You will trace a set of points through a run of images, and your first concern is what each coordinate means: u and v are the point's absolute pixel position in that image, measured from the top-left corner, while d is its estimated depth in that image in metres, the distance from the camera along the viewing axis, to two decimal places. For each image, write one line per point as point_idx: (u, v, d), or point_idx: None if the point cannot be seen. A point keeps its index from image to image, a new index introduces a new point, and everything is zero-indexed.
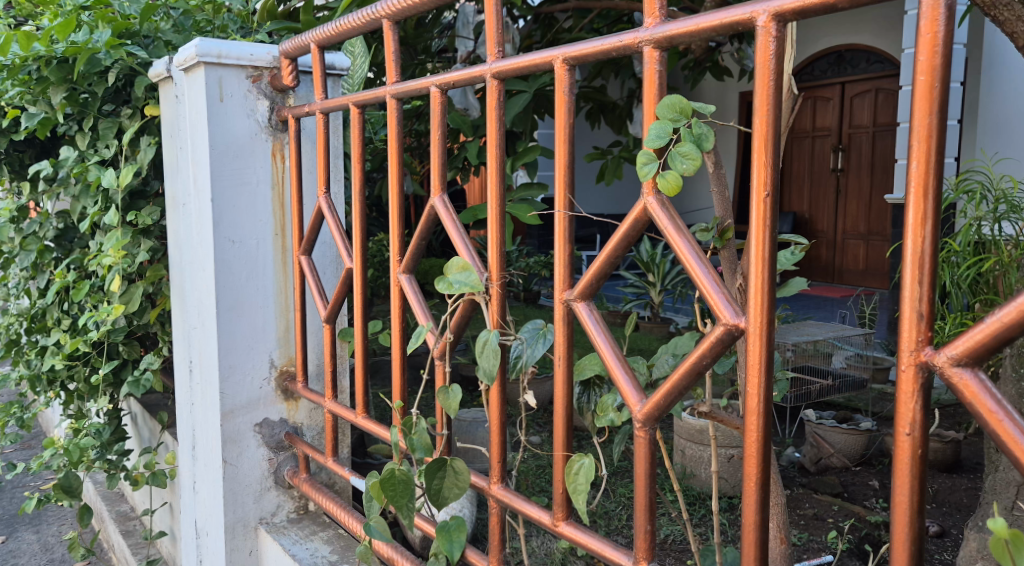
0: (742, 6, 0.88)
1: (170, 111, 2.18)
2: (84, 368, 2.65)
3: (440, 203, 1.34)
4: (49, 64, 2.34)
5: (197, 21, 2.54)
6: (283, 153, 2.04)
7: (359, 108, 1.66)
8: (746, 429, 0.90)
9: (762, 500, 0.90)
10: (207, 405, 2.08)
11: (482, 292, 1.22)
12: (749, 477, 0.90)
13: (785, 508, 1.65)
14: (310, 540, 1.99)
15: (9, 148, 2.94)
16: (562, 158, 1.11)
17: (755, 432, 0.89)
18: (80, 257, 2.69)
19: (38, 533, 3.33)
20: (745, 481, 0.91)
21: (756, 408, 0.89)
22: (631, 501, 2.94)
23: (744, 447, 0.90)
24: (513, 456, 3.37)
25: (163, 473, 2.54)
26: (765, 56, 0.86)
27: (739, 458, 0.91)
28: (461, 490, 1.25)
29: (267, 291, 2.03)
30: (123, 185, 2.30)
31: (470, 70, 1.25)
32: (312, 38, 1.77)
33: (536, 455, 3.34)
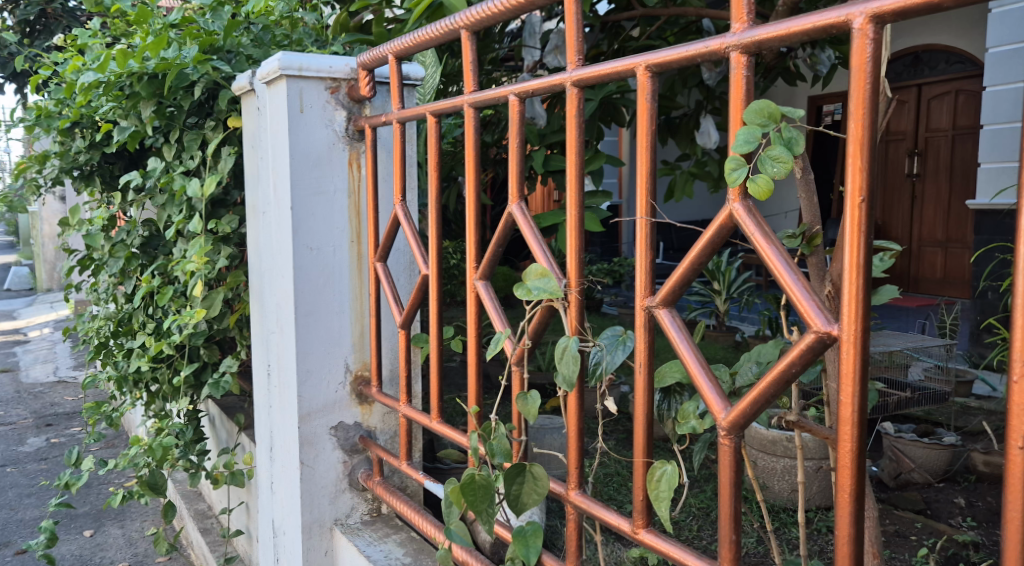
0: (837, 8, 0.89)
1: (252, 122, 2.25)
2: (168, 370, 2.76)
3: (518, 210, 1.36)
4: (141, 79, 2.45)
5: (275, 35, 2.62)
6: (360, 161, 2.08)
7: (436, 117, 1.69)
8: (838, 440, 0.90)
9: (856, 513, 0.89)
10: (285, 407, 2.14)
11: (561, 298, 1.24)
12: (843, 489, 0.90)
13: (877, 522, 1.60)
14: (384, 542, 2.03)
15: (101, 160, 3.08)
16: (644, 165, 1.12)
17: (848, 443, 0.89)
18: (165, 263, 2.79)
19: (123, 527, 3.46)
20: (838, 492, 0.91)
21: (849, 417, 0.88)
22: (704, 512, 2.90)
23: (837, 458, 0.90)
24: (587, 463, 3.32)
25: (241, 473, 2.61)
26: (861, 58, 0.86)
27: (831, 469, 0.90)
28: (540, 496, 1.27)
29: (343, 296, 2.08)
30: (206, 194, 2.38)
31: (549, 79, 1.27)
32: (389, 49, 1.80)
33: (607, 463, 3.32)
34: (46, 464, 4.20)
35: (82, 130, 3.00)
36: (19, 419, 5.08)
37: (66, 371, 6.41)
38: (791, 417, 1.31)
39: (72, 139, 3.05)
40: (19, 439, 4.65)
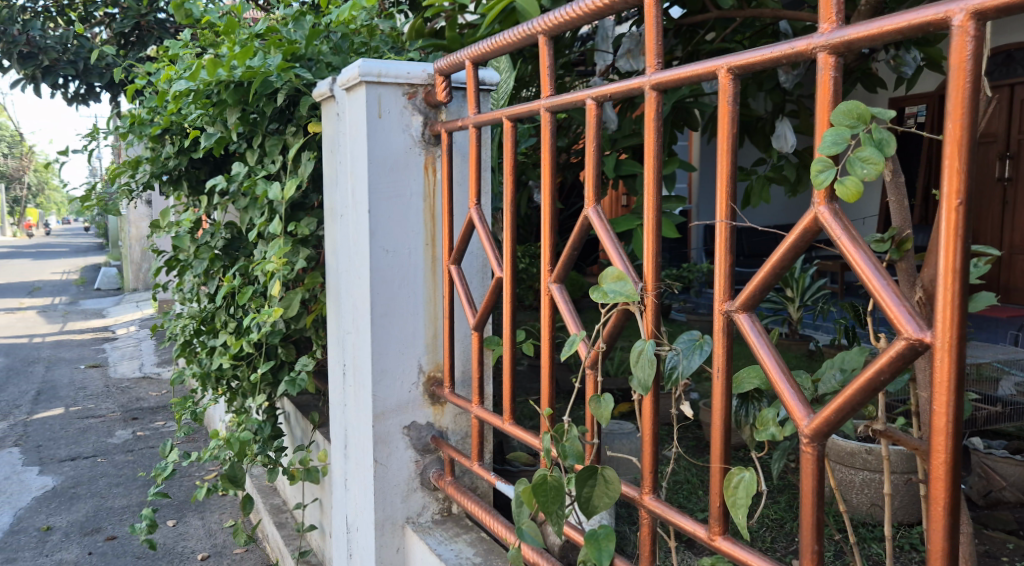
0: (935, 5, 0.88)
1: (331, 127, 2.31)
2: (248, 367, 2.84)
3: (594, 214, 1.37)
4: (228, 87, 2.55)
5: (354, 43, 2.67)
6: (435, 165, 2.11)
7: (512, 121, 1.71)
8: (932, 450, 0.90)
9: (950, 528, 0.89)
10: (360, 406, 2.18)
11: (637, 301, 1.24)
12: (936, 502, 0.89)
13: (973, 537, 1.58)
14: (455, 541, 2.06)
15: (188, 165, 3.18)
16: (724, 168, 1.12)
17: (943, 454, 0.89)
18: (246, 264, 2.88)
19: (203, 519, 3.58)
20: (931, 504, 0.90)
21: (944, 427, 0.88)
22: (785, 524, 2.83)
23: (931, 469, 0.90)
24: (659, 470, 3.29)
25: (316, 469, 2.67)
26: (962, 56, 0.85)
27: (924, 481, 0.90)
28: (611, 499, 1.27)
29: (418, 298, 2.12)
30: (286, 198, 2.44)
31: (627, 83, 1.28)
32: (467, 54, 1.83)
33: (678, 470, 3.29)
34: (132, 455, 4.37)
35: (172, 137, 3.13)
36: (108, 412, 5.30)
37: (151, 368, 6.65)
38: (878, 427, 1.28)
39: (162, 145, 3.19)
40: (108, 432, 4.84)
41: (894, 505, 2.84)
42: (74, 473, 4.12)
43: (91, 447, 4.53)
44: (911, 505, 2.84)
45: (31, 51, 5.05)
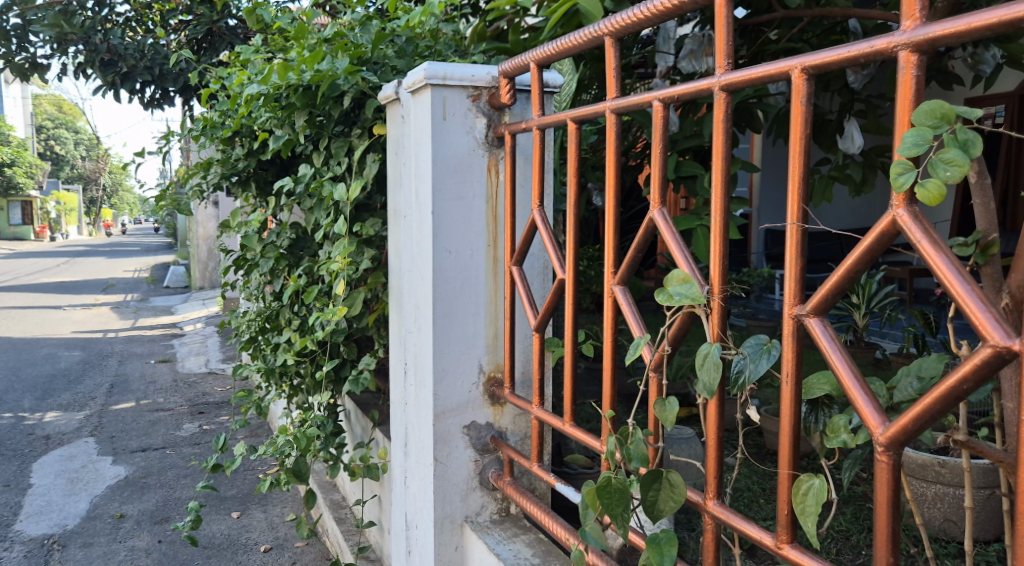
0: None
1: (396, 129, 2.34)
2: (311, 365, 2.90)
3: (660, 216, 1.37)
4: (297, 91, 2.62)
5: (418, 46, 2.71)
6: (498, 167, 2.12)
7: (577, 124, 1.71)
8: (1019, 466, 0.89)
9: None
10: (420, 405, 2.20)
11: (703, 304, 1.24)
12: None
13: None
14: (513, 541, 2.06)
15: (256, 167, 3.26)
16: (796, 170, 1.11)
17: None
18: (311, 264, 2.93)
19: (265, 512, 3.65)
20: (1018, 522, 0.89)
21: None
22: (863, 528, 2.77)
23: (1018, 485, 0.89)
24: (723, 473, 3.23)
25: (376, 466, 2.70)
26: None
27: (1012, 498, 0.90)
28: (676, 503, 1.26)
29: (479, 299, 2.14)
30: (351, 199, 2.48)
31: (696, 84, 1.28)
32: (531, 57, 1.84)
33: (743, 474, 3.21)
34: (198, 448, 4.49)
35: (242, 139, 3.21)
36: (176, 405, 5.45)
37: (216, 364, 6.81)
38: (959, 437, 1.24)
39: (232, 147, 3.28)
40: (176, 425, 4.98)
41: (975, 519, 2.72)
42: (145, 464, 4.25)
43: (160, 439, 4.67)
44: (992, 520, 2.73)
45: (111, 58, 5.18)
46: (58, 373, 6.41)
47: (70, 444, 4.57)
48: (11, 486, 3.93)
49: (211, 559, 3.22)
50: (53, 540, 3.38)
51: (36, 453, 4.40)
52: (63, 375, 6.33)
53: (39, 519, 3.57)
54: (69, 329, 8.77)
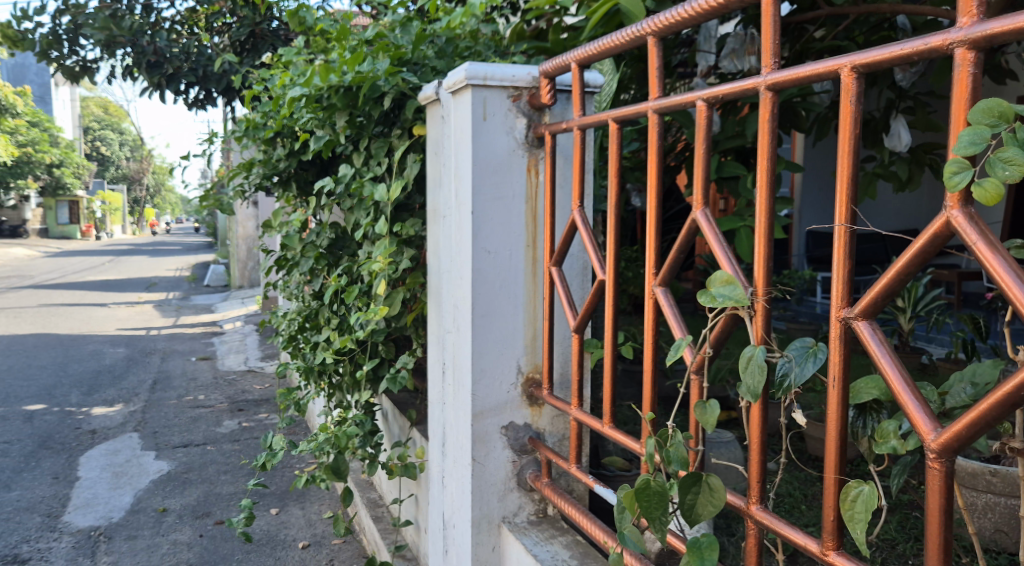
0: None
1: (436, 130, 2.34)
2: (350, 363, 2.92)
3: (702, 217, 1.35)
4: (338, 92, 2.64)
5: (458, 47, 2.70)
6: (538, 167, 2.12)
7: (618, 124, 1.70)
8: None
9: None
10: (459, 405, 2.21)
11: (746, 306, 1.22)
12: None
13: None
14: (550, 542, 2.06)
15: (297, 167, 3.29)
16: (845, 169, 1.10)
17: None
18: (350, 263, 2.94)
19: (303, 509, 3.69)
20: None
21: None
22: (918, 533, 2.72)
23: None
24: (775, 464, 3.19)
25: (414, 465, 2.71)
26: None
27: None
28: (716, 507, 1.25)
29: (518, 299, 2.13)
30: (392, 199, 2.49)
31: (741, 83, 1.26)
32: (572, 57, 1.84)
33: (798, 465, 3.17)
34: (238, 445, 4.55)
35: (283, 140, 3.24)
36: (216, 402, 5.53)
37: (255, 361, 6.89)
38: (1014, 445, 1.22)
39: (274, 148, 3.31)
40: (216, 421, 5.05)
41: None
42: (186, 459, 4.31)
43: (201, 435, 4.73)
44: None
45: (157, 60, 5.26)
46: (103, 368, 6.53)
47: (115, 438, 4.66)
48: (59, 478, 4.01)
49: (251, 554, 3.26)
50: (99, 531, 3.45)
51: (83, 447, 4.49)
52: (108, 371, 6.45)
53: (86, 512, 3.64)
54: (114, 326, 8.94)
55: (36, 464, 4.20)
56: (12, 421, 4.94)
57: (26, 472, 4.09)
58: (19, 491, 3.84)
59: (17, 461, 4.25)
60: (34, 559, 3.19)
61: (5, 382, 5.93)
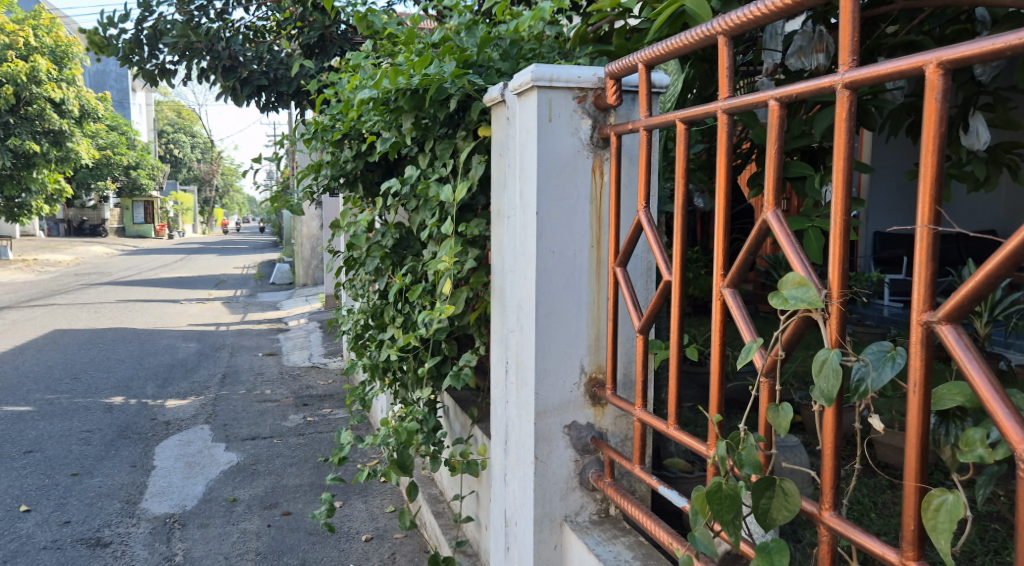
0: None
1: (501, 131, 2.37)
2: (414, 360, 2.96)
3: (774, 217, 1.35)
4: (405, 94, 2.68)
5: (522, 49, 2.70)
6: (603, 168, 2.13)
7: (685, 124, 1.70)
8: None
9: None
10: (522, 404, 2.23)
11: (820, 309, 1.22)
12: None
13: None
14: (613, 543, 2.06)
15: (363, 168, 3.36)
16: (929, 168, 1.11)
17: None
18: (415, 263, 2.99)
19: (366, 502, 3.75)
20: None
21: None
22: (998, 545, 2.63)
23: None
24: (849, 467, 3.11)
25: (476, 462, 2.74)
26: None
27: None
28: (790, 513, 1.25)
29: (581, 299, 2.14)
30: (457, 200, 2.52)
31: (816, 82, 1.27)
32: (639, 58, 1.84)
33: (869, 472, 3.09)
34: (304, 439, 4.65)
35: (350, 142, 3.30)
36: (282, 397, 5.66)
37: (320, 358, 7.03)
38: None
39: (341, 150, 3.37)
40: (282, 415, 5.17)
41: None
42: (254, 452, 4.43)
43: (269, 428, 4.86)
44: None
45: (232, 65, 5.37)
46: (177, 362, 6.74)
47: (188, 429, 4.81)
48: (136, 467, 4.16)
49: (316, 545, 3.34)
50: (174, 519, 3.56)
51: (158, 437, 4.65)
52: (181, 364, 6.65)
53: (161, 499, 3.77)
54: (185, 322, 9.21)
55: (115, 453, 4.36)
56: (93, 412, 5.14)
57: (106, 460, 4.25)
58: (99, 477, 4.00)
59: (97, 449, 4.42)
60: (114, 543, 3.31)
61: (86, 374, 6.17)
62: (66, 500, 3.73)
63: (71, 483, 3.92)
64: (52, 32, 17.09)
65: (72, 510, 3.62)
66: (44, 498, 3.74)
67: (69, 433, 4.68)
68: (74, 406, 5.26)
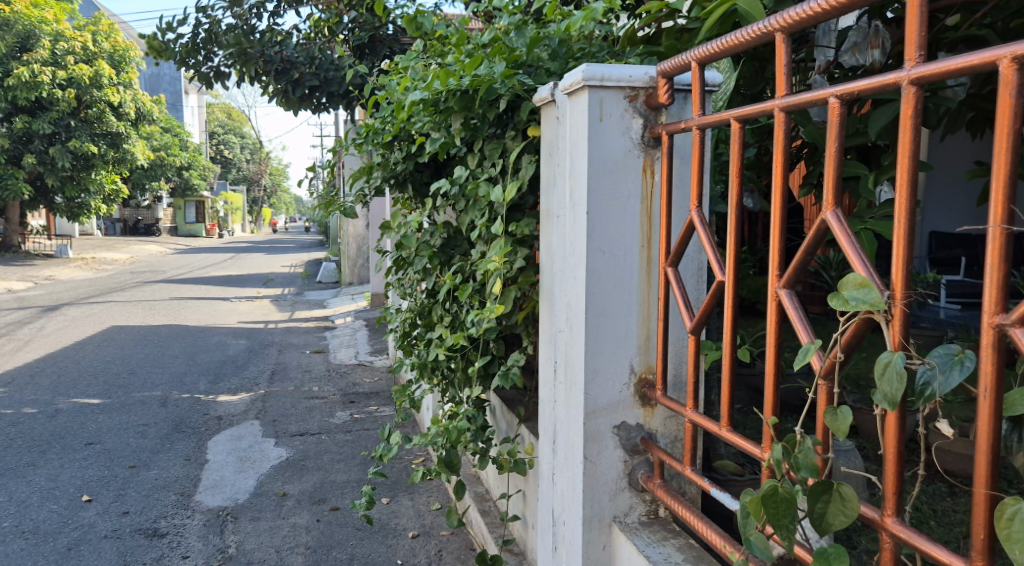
0: None
1: (551, 131, 2.37)
2: (462, 360, 2.98)
3: (833, 217, 1.34)
4: (455, 95, 2.69)
5: (572, 48, 2.67)
6: (654, 168, 2.11)
7: (740, 122, 1.69)
8: None
9: None
10: (571, 404, 2.22)
11: (882, 310, 1.21)
12: None
13: None
14: (662, 545, 2.05)
15: (413, 169, 3.38)
16: (1002, 166, 1.10)
17: None
18: (464, 263, 3.00)
19: (413, 500, 3.78)
20: None
21: None
22: None
23: None
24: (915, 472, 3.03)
25: (524, 461, 2.74)
26: None
27: None
28: (848, 518, 1.23)
29: (632, 299, 2.13)
30: (507, 200, 2.53)
31: (880, 79, 1.26)
32: (693, 56, 1.83)
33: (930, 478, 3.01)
34: (351, 435, 4.70)
35: (400, 143, 3.33)
36: (329, 394, 5.73)
37: (366, 356, 7.10)
38: None
39: (391, 151, 3.40)
40: (330, 412, 5.23)
41: None
42: (303, 448, 4.49)
43: (317, 425, 4.92)
44: None
45: (284, 68, 5.45)
46: (228, 359, 6.86)
47: (240, 425, 4.89)
48: (190, 460, 4.25)
49: (364, 541, 3.37)
50: (227, 511, 3.63)
51: (211, 432, 4.74)
52: (232, 361, 6.77)
53: (215, 492, 3.84)
54: (236, 320, 9.37)
55: (170, 446, 4.46)
56: (149, 406, 5.25)
57: (162, 453, 4.35)
58: (156, 470, 4.09)
59: (153, 443, 4.52)
60: (170, 534, 3.39)
61: (141, 369, 6.31)
62: (124, 491, 3.82)
63: (129, 474, 4.02)
64: (110, 37, 17.53)
65: (130, 501, 3.71)
66: (103, 488, 3.84)
67: (127, 427, 4.80)
68: (130, 400, 5.39)
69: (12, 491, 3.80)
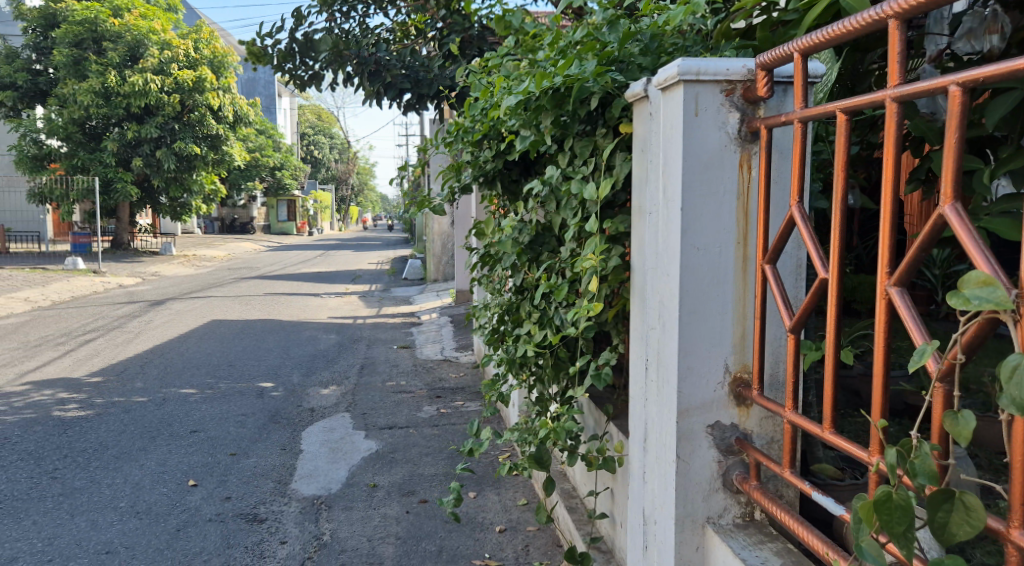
0: None
1: (644, 126, 2.34)
2: (551, 357, 2.98)
3: (952, 212, 1.29)
4: (547, 94, 2.70)
5: (663, 43, 2.64)
6: (751, 163, 2.06)
7: (846, 114, 1.63)
8: None
9: None
10: (663, 403, 2.19)
11: (1009, 310, 1.16)
12: None
13: None
14: (759, 548, 2.01)
15: (502, 167, 3.40)
16: None
17: None
18: (555, 261, 3.00)
19: (499, 495, 3.81)
20: None
21: None
22: None
23: None
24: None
25: (613, 460, 2.72)
26: None
27: None
28: (973, 528, 1.19)
29: (727, 297, 2.09)
30: (600, 197, 2.51)
31: (1007, 64, 1.20)
32: (795, 46, 1.78)
33: None
34: (437, 430, 4.76)
35: (490, 142, 3.35)
36: (416, 389, 5.80)
37: (452, 352, 7.16)
38: None
39: (481, 149, 3.43)
40: (417, 406, 5.31)
41: None
42: (392, 441, 4.56)
43: (405, 419, 5.00)
44: None
45: (377, 69, 5.55)
46: (319, 353, 7.04)
47: (331, 417, 5.01)
48: (286, 450, 4.37)
49: (453, 533, 3.41)
50: (322, 500, 3.73)
51: (305, 423, 4.87)
52: (323, 355, 6.94)
53: (309, 481, 3.95)
54: (326, 315, 9.59)
55: (267, 436, 4.60)
56: (247, 397, 5.44)
57: (260, 442, 4.49)
58: (255, 458, 4.23)
59: (252, 432, 4.67)
60: (269, 519, 3.49)
61: (239, 361, 6.54)
62: (226, 477, 3.96)
63: (231, 461, 4.17)
64: (210, 44, 18.22)
65: (232, 486, 3.84)
66: (207, 474, 3.99)
67: (227, 416, 4.97)
68: (230, 391, 5.59)
69: (126, 473, 3.98)
